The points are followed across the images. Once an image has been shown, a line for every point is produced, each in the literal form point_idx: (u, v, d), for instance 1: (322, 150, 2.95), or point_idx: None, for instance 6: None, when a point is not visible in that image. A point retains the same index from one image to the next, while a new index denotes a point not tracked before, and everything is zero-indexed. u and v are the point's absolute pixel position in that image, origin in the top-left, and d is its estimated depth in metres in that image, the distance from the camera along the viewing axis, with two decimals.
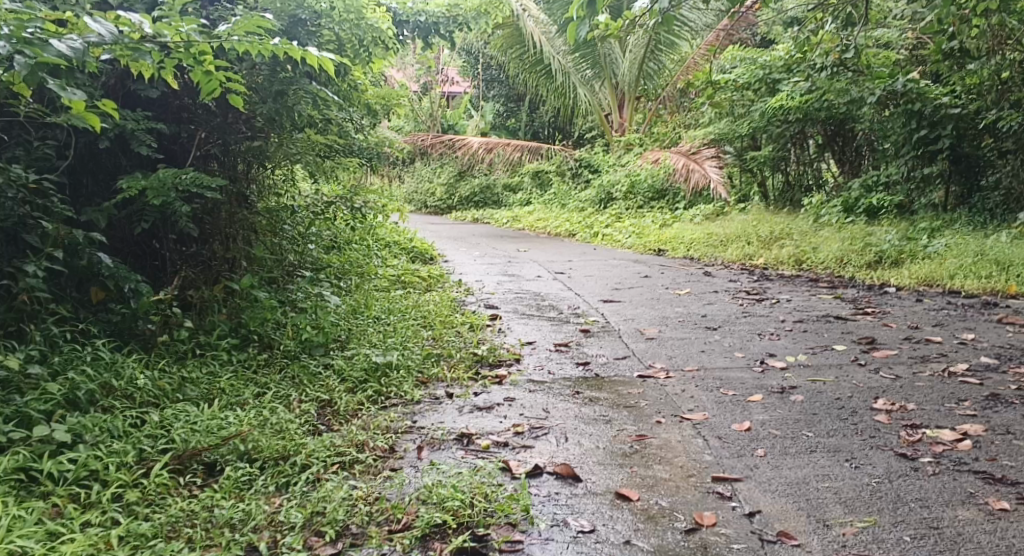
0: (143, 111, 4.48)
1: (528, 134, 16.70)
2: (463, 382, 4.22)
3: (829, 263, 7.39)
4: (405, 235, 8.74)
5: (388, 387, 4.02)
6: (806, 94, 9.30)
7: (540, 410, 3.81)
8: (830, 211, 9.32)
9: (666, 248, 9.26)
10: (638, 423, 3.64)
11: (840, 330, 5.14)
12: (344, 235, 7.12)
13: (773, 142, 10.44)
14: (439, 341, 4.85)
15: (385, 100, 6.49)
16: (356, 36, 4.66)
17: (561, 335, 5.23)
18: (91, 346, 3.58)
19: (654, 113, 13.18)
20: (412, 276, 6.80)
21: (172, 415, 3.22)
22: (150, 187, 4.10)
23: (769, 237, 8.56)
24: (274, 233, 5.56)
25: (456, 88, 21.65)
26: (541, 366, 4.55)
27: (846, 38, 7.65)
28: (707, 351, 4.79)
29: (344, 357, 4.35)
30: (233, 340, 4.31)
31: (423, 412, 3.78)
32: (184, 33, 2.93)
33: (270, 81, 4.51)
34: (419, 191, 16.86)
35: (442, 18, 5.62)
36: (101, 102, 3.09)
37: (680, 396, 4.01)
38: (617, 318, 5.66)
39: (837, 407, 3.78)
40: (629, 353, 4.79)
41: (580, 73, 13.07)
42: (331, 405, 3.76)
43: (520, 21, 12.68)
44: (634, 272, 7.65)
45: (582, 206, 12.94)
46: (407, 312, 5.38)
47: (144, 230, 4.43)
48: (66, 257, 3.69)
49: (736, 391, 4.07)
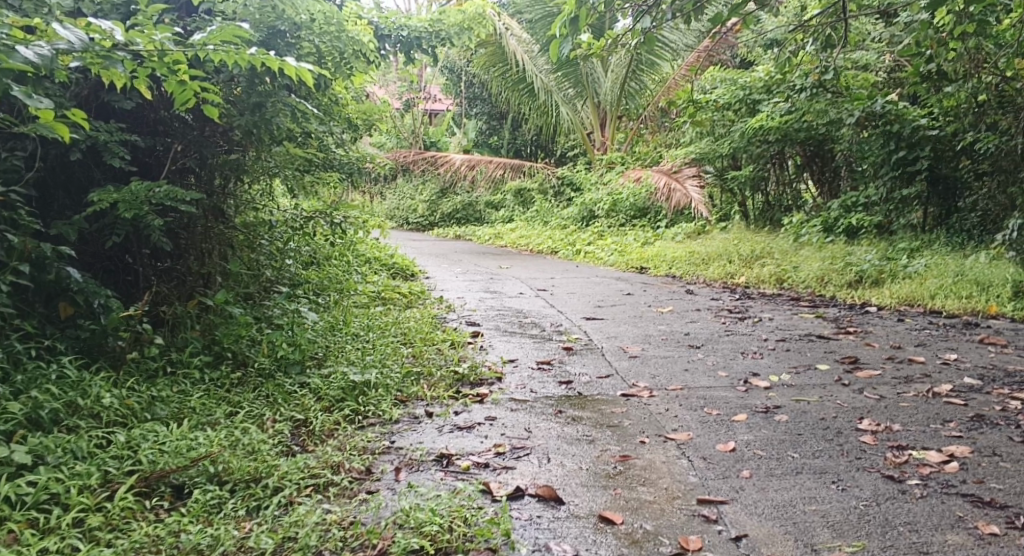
0: (117, 122, 4.38)
1: (510, 151, 16.59)
2: (443, 401, 4.14)
3: (810, 282, 7.39)
4: (385, 251, 8.66)
5: (366, 406, 3.93)
6: (786, 114, 9.42)
7: (522, 430, 3.73)
8: (810, 230, 9.33)
9: (647, 265, 9.24)
10: (621, 443, 3.56)
11: (823, 349, 5.11)
12: (324, 250, 7.03)
13: (754, 162, 10.49)
14: (419, 358, 4.76)
15: (367, 115, 6.42)
16: (336, 49, 4.57)
17: (543, 352, 5.16)
18: (56, 363, 3.45)
19: (636, 132, 13.24)
20: (392, 292, 6.71)
21: (139, 435, 3.10)
22: (122, 200, 4.00)
23: (751, 255, 8.56)
24: (250, 248, 5.46)
25: (439, 105, 21.66)
26: (522, 385, 4.47)
27: (826, 60, 7.71)
28: (690, 369, 4.73)
29: (321, 375, 4.25)
30: (206, 358, 4.20)
31: (401, 432, 3.69)
32: (158, 42, 2.86)
33: (250, 94, 4.43)
34: (400, 208, 16.79)
35: (425, 33, 5.53)
36: (70, 112, 3.01)
37: (664, 415, 3.94)
38: (599, 336, 5.60)
39: (822, 428, 3.73)
40: (612, 372, 4.72)
41: (562, 92, 13.09)
42: (307, 425, 3.67)
43: (502, 39, 12.71)
44: (616, 290, 7.60)
45: (564, 223, 12.92)
46: (387, 329, 5.29)
47: (116, 243, 4.33)
48: (32, 271, 3.57)
49: (721, 410, 4.01)
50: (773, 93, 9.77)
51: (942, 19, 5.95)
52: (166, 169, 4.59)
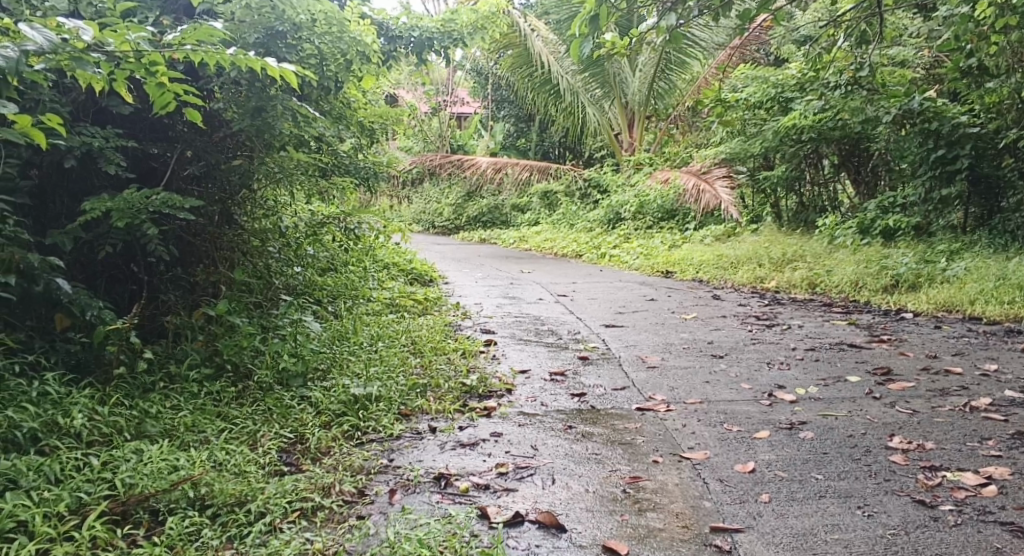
0: (115, 128, 4.28)
1: (538, 154, 16.34)
2: (448, 415, 3.95)
3: (844, 286, 7.09)
4: (405, 256, 8.50)
5: (367, 421, 3.76)
6: (820, 113, 9.13)
7: (528, 447, 3.53)
8: (845, 232, 9.01)
9: (674, 270, 8.98)
10: (631, 463, 3.35)
11: (854, 359, 4.84)
12: (339, 256, 6.89)
13: (787, 162, 10.18)
14: (428, 369, 4.59)
15: (383, 119, 6.26)
16: (338, 49, 4.44)
17: (558, 362, 4.95)
18: (40, 380, 3.35)
19: (665, 133, 13.04)
20: (407, 299, 6.54)
21: (118, 457, 2.98)
22: (116, 208, 3.89)
23: (782, 259, 8.27)
24: (259, 255, 5.34)
25: (467, 109, 21.51)
26: (533, 398, 4.27)
27: (861, 56, 7.42)
28: (712, 381, 4.50)
29: (322, 388, 4.09)
30: (204, 370, 4.07)
31: (401, 449, 3.51)
32: (132, 42, 2.73)
33: (251, 97, 4.30)
34: (427, 212, 16.66)
35: (436, 34, 5.38)
36: (46, 116, 2.90)
37: (681, 432, 3.72)
38: (617, 344, 5.39)
39: (850, 446, 3.48)
40: (628, 384, 4.50)
41: (589, 93, 12.87)
42: (304, 442, 3.51)
43: (528, 40, 12.53)
44: (639, 295, 7.37)
45: (590, 226, 12.67)
46: (396, 339, 5.12)
47: (114, 252, 4.22)
48: (21, 282, 3.43)
49: (741, 426, 3.78)
50: (806, 91, 9.53)
51: (982, 12, 5.64)
52: (166, 176, 4.48)
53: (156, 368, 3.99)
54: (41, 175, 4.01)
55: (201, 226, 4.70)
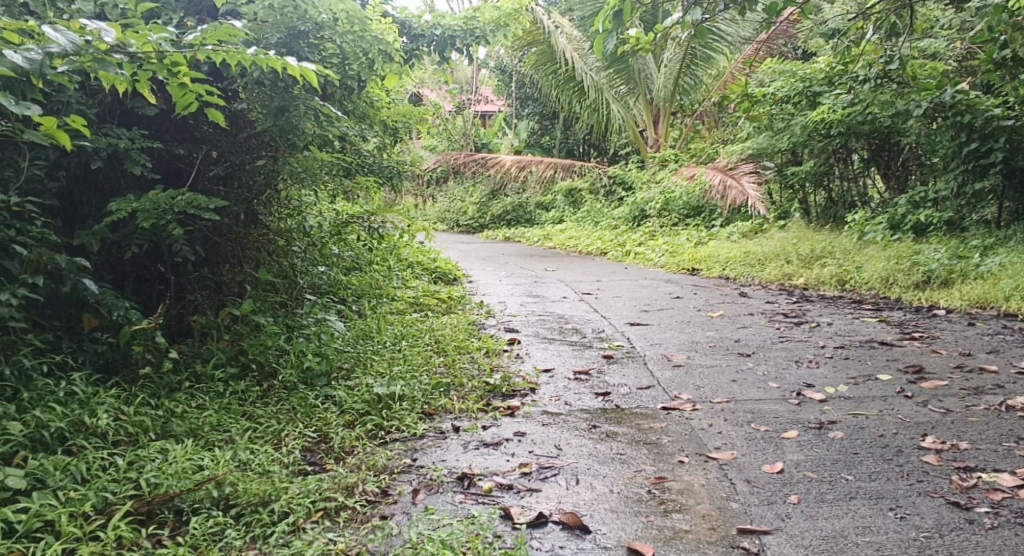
0: (141, 130, 4.31)
1: (562, 152, 16.29)
2: (472, 414, 3.93)
3: (874, 283, 6.97)
4: (429, 255, 8.49)
5: (390, 420, 3.75)
6: (848, 107, 9.00)
7: (551, 447, 3.50)
8: (875, 228, 8.87)
9: (700, 267, 8.89)
10: (657, 463, 3.31)
11: (885, 357, 4.75)
12: (363, 255, 6.89)
13: (815, 157, 10.06)
14: (451, 368, 4.57)
15: (407, 118, 6.25)
16: (360, 49, 4.42)
17: (582, 361, 4.91)
18: (67, 380, 3.37)
19: (691, 129, 12.99)
20: (431, 298, 6.53)
21: (143, 457, 2.99)
22: (141, 209, 3.91)
23: (811, 255, 8.16)
24: (284, 255, 5.35)
25: (491, 107, 21.50)
26: (556, 397, 4.24)
27: (892, 49, 7.31)
28: (738, 380, 4.44)
29: (346, 387, 4.09)
30: (229, 370, 4.08)
31: (424, 448, 3.50)
32: (154, 43, 2.73)
33: (273, 97, 4.31)
34: (451, 210, 16.68)
35: (459, 31, 5.36)
36: (70, 118, 2.91)
37: (707, 431, 3.67)
38: (643, 343, 5.34)
39: (881, 446, 3.41)
40: (653, 383, 4.45)
41: (613, 89, 12.79)
42: (327, 441, 3.51)
43: (552, 38, 12.50)
44: (665, 293, 7.31)
45: (615, 224, 12.59)
46: (420, 338, 5.11)
47: (140, 253, 4.25)
48: (49, 282, 3.47)
49: (769, 426, 3.72)
50: (835, 85, 9.41)
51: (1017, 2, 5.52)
52: (191, 176, 4.50)
53: (182, 368, 4.01)
54: (69, 176, 4.03)
55: (226, 226, 4.71)
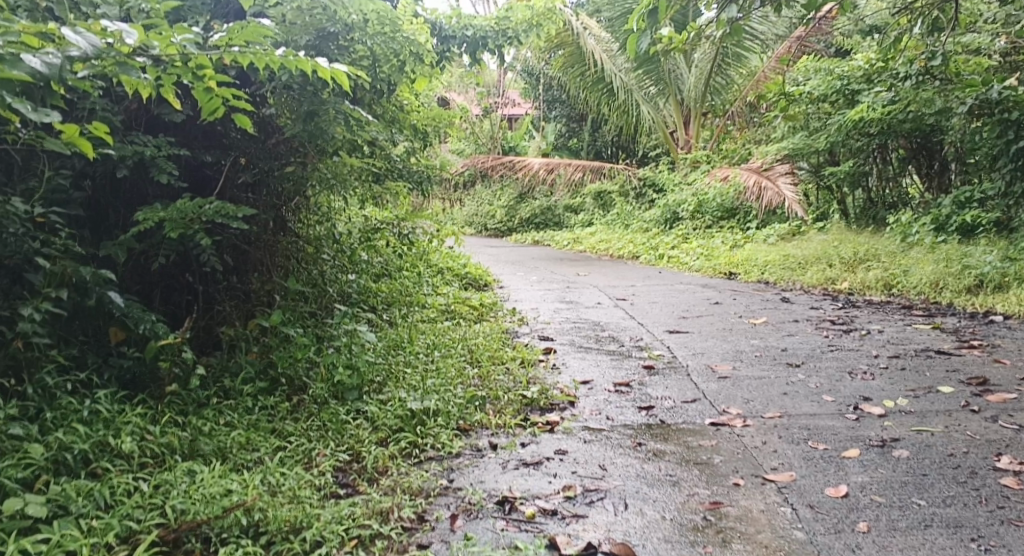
0: (167, 136, 4.17)
1: (590, 154, 16.09)
2: (509, 430, 3.75)
3: (923, 287, 6.71)
4: (458, 260, 8.32)
5: (425, 437, 3.57)
6: (889, 105, 8.72)
7: (596, 467, 3.31)
8: (920, 229, 8.58)
9: (737, 271, 8.64)
10: (710, 486, 3.11)
11: (945, 368, 4.50)
12: (393, 261, 6.73)
13: (854, 157, 9.79)
14: (486, 380, 4.39)
15: (436, 122, 6.10)
16: (392, 50, 4.25)
17: (622, 372, 4.71)
18: (92, 397, 3.24)
19: (723, 129, 12.71)
20: (462, 304, 6.35)
21: (170, 481, 2.85)
22: (168, 219, 3.77)
23: (854, 258, 7.89)
24: (313, 263, 5.21)
25: (518, 110, 21.33)
26: (597, 411, 4.04)
27: (935, 44, 7.07)
28: (790, 393, 4.21)
29: (379, 401, 3.92)
30: (258, 384, 3.93)
31: (461, 468, 3.32)
32: (179, 45, 2.56)
33: (303, 102, 4.15)
34: (479, 214, 16.51)
35: (490, 31, 5.19)
36: (93, 125, 2.76)
37: (761, 450, 3.46)
38: (684, 352, 5.12)
39: (952, 467, 3.18)
40: (699, 395, 4.24)
41: (643, 90, 12.56)
42: (360, 460, 3.34)
43: (581, 39, 12.32)
44: (703, 298, 7.07)
45: (647, 226, 12.35)
46: (453, 347, 4.94)
47: (167, 264, 4.12)
48: (73, 295, 3.35)
49: (827, 444, 3.50)
50: (874, 83, 9.13)
51: None
52: (219, 183, 4.37)
53: (210, 383, 3.87)
54: (94, 186, 3.89)
55: (255, 235, 4.58)
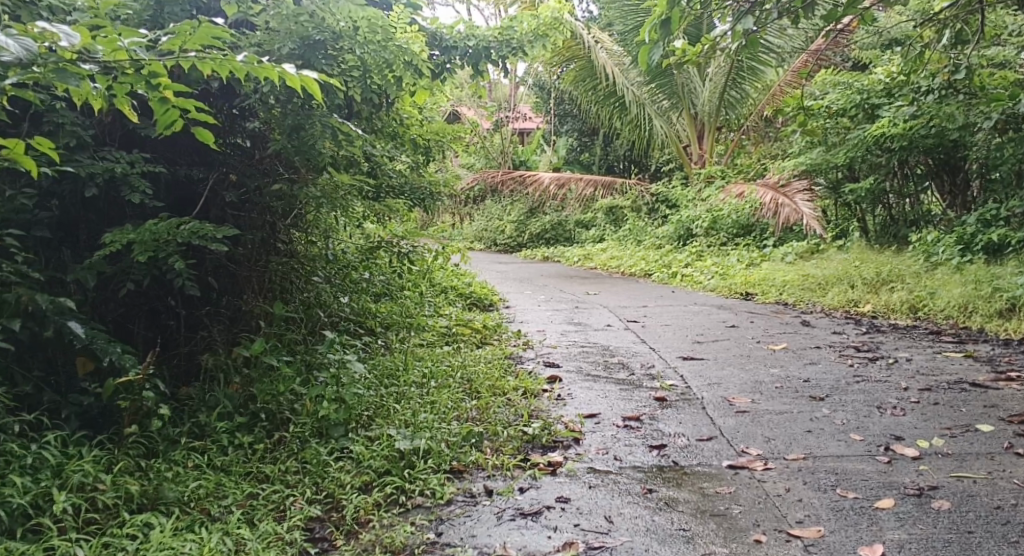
0: (143, 152, 3.91)
1: (602, 168, 15.77)
2: (507, 472, 3.43)
3: (951, 311, 6.38)
4: (463, 278, 8.01)
5: (414, 482, 3.26)
6: (911, 119, 8.38)
7: (600, 519, 2.99)
8: (945, 247, 8.22)
9: (754, 291, 8.29)
10: (727, 543, 2.80)
11: (983, 403, 4.16)
12: (395, 279, 6.42)
13: (874, 172, 9.45)
14: (485, 413, 4.08)
15: (439, 136, 5.73)
16: (382, 60, 3.96)
17: (632, 405, 4.38)
18: (42, 441, 2.98)
19: (737, 144, 12.44)
20: (465, 327, 6.04)
21: (116, 542, 2.59)
22: (138, 241, 3.49)
23: (877, 278, 7.55)
24: (305, 284, 4.93)
25: (528, 124, 21.09)
26: (604, 450, 3.71)
27: (958, 58, 6.79)
28: (814, 431, 3.88)
29: (366, 438, 3.61)
30: (237, 420, 3.63)
31: (452, 518, 3.01)
32: (127, 50, 2.28)
33: (289, 115, 3.89)
34: (488, 229, 16.18)
35: (493, 42, 4.86)
36: (37, 139, 2.48)
37: (784, 499, 3.13)
38: (699, 382, 4.79)
39: (999, 524, 2.85)
40: (715, 432, 3.91)
41: (656, 104, 12.25)
42: (339, 510, 3.04)
43: (592, 52, 12.06)
44: (719, 321, 6.73)
45: (659, 242, 11.99)
46: (452, 376, 4.63)
47: (141, 289, 3.85)
48: (30, 325, 3.09)
49: (858, 492, 3.16)
50: (895, 97, 8.83)
51: None
52: (202, 201, 4.09)
53: (185, 419, 3.59)
54: (63, 206, 3.64)
55: (240, 255, 4.29)
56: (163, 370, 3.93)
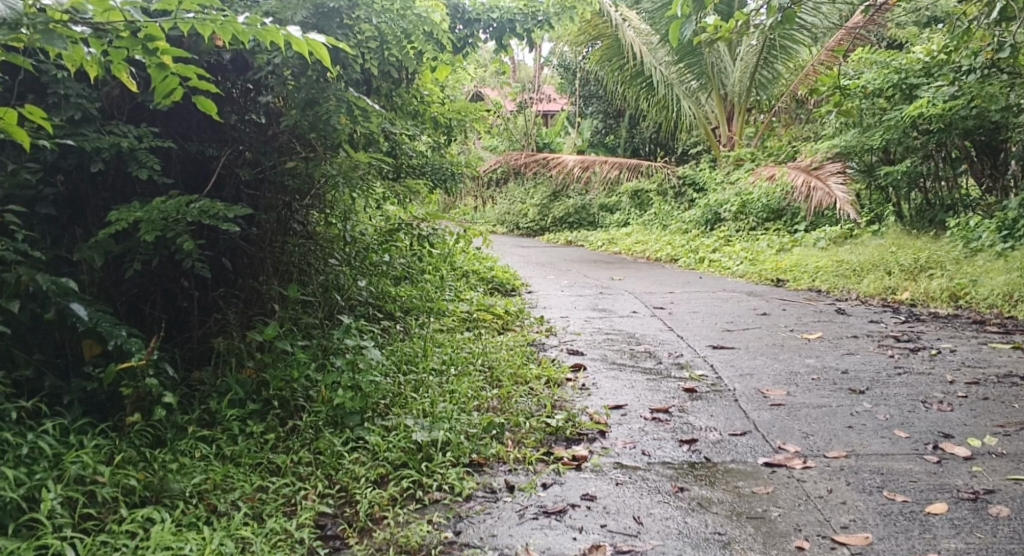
0: (152, 126, 3.73)
1: (627, 151, 15.45)
2: (529, 467, 3.24)
3: (995, 300, 6.09)
4: (485, 262, 7.80)
5: (431, 475, 3.07)
6: (951, 100, 8.03)
7: (629, 520, 2.79)
8: (984, 233, 7.90)
9: (785, 277, 8.01)
10: (767, 549, 2.60)
11: None
12: (415, 262, 6.23)
13: (912, 154, 9.11)
14: (506, 403, 3.89)
15: (461, 115, 5.49)
16: (400, 29, 3.79)
17: (660, 396, 4.17)
18: (40, 430, 2.84)
19: (767, 125, 12.10)
20: (486, 312, 5.83)
21: (111, 543, 2.45)
22: (144, 219, 3.32)
23: (915, 266, 7.26)
24: (321, 267, 4.75)
25: (552, 106, 20.79)
26: (631, 444, 3.51)
27: (1003, 35, 6.43)
28: (856, 427, 3.65)
29: (381, 427, 3.44)
30: (248, 407, 3.46)
31: (472, 516, 2.83)
32: (120, 10, 2.07)
33: (302, 88, 3.70)
34: (511, 212, 15.95)
35: (518, 15, 4.56)
36: (28, 108, 2.29)
37: (827, 501, 2.91)
38: (731, 373, 4.56)
39: None
40: (750, 427, 3.69)
41: (684, 84, 11.92)
42: (352, 505, 2.87)
43: (619, 31, 11.72)
44: (749, 309, 6.48)
45: (686, 227, 11.71)
46: (472, 364, 4.44)
47: (150, 271, 3.69)
48: (31, 305, 2.94)
49: (908, 494, 2.94)
50: (934, 77, 8.49)
51: None
52: (216, 177, 3.91)
53: (193, 406, 3.42)
54: (68, 181, 3.48)
55: (254, 235, 4.11)
56: (174, 354, 3.77)
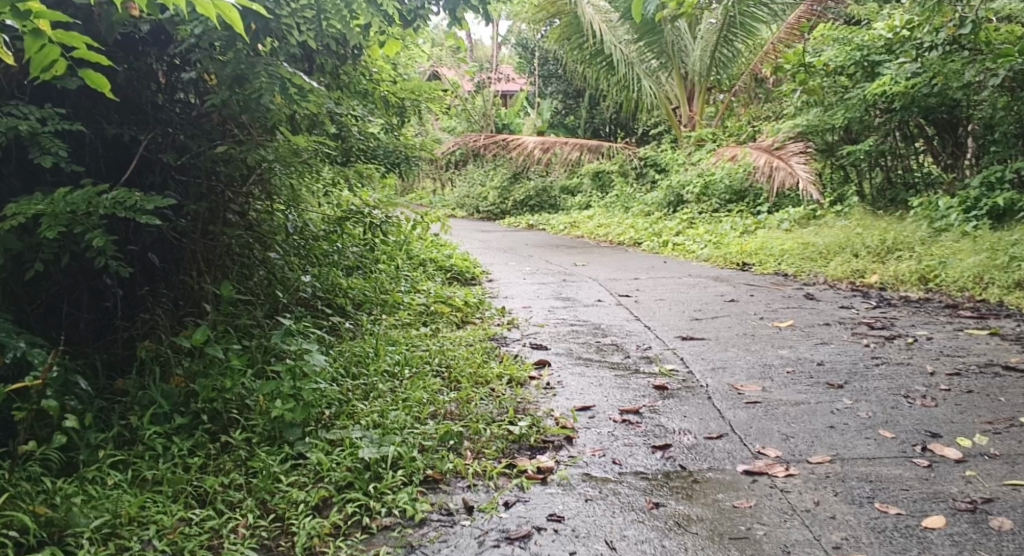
0: (59, 105, 3.33)
1: (588, 131, 15.15)
2: (490, 482, 2.94)
3: (965, 283, 5.94)
4: (443, 249, 7.45)
5: (381, 497, 2.76)
6: (913, 77, 7.88)
7: (601, 546, 2.52)
8: (947, 212, 7.77)
9: (751, 260, 7.81)
10: None
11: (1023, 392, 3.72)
12: (368, 252, 5.87)
13: (875, 132, 9.02)
14: (465, 408, 3.58)
15: (415, 95, 5.15)
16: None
17: (630, 394, 3.89)
18: None
19: (727, 105, 11.91)
20: (443, 304, 5.51)
21: None
22: (47, 212, 2.93)
23: (882, 247, 7.11)
24: (260, 261, 4.38)
25: (511, 85, 20.36)
26: (600, 452, 3.23)
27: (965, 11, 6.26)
28: (838, 427, 3.42)
29: (325, 440, 3.11)
30: (175, 421, 3.11)
31: (426, 545, 2.53)
32: None
33: (230, 64, 3.32)
34: (471, 195, 15.55)
35: None
36: None
37: (814, 516, 2.67)
38: (702, 366, 4.31)
39: None
40: (726, 429, 3.43)
41: (645, 63, 11.65)
42: (290, 536, 2.56)
43: (578, 8, 11.41)
44: (717, 296, 6.24)
45: (648, 209, 11.47)
46: (428, 364, 4.12)
47: (61, 271, 3.32)
48: None
49: (901, 505, 2.72)
50: (896, 54, 8.30)
51: None
52: (136, 162, 3.52)
53: (113, 421, 3.06)
54: None
55: (182, 227, 3.73)
56: (94, 362, 3.39)
